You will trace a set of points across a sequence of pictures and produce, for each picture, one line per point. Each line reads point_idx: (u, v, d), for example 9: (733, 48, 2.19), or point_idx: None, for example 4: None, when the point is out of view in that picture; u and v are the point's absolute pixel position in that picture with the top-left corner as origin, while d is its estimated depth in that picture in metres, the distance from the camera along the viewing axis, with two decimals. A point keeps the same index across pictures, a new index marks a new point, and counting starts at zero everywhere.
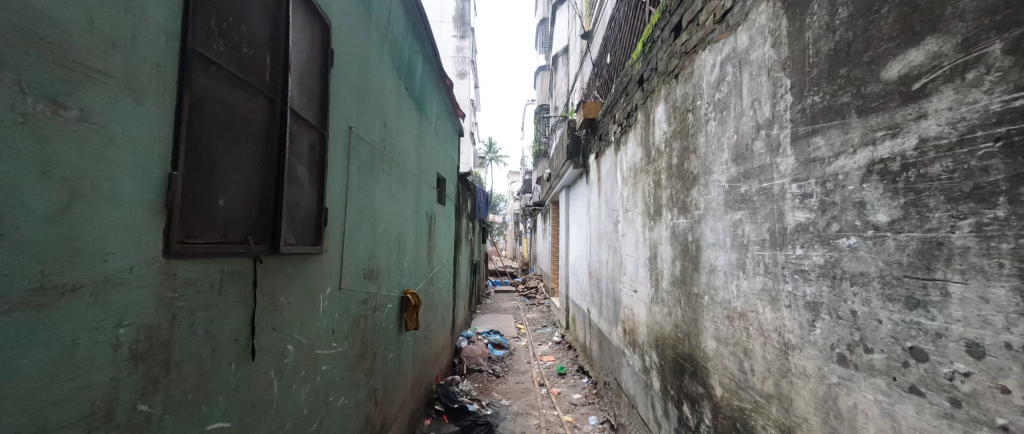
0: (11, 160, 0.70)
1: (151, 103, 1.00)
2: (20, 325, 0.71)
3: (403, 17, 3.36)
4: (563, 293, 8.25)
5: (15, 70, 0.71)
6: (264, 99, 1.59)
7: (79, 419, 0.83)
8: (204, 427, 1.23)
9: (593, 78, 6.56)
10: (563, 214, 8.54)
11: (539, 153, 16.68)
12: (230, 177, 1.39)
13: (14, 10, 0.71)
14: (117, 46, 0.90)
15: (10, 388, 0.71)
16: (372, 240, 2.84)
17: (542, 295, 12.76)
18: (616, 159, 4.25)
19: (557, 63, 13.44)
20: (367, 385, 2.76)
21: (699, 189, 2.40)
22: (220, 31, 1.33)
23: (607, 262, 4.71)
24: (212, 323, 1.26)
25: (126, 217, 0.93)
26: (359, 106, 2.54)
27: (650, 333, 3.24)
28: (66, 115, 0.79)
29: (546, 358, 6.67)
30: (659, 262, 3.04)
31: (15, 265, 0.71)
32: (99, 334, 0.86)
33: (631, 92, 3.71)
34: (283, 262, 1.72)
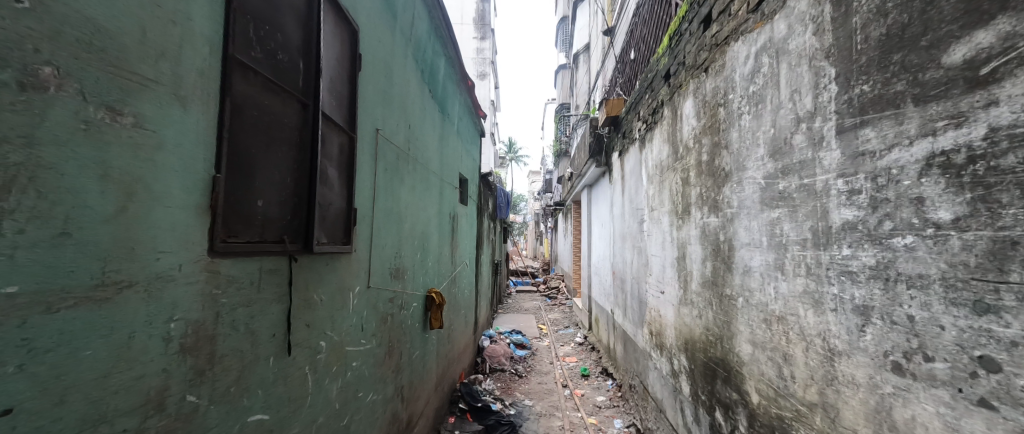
0: (77, 165, 0.74)
1: (196, 109, 1.05)
2: (83, 318, 0.76)
3: (426, 20, 3.41)
4: (586, 293, 8.15)
5: (77, 80, 0.75)
6: (297, 104, 1.65)
7: (135, 408, 0.88)
8: (244, 418, 1.29)
9: (616, 75, 6.45)
10: (585, 213, 8.43)
11: (560, 153, 16.58)
12: (267, 179, 1.44)
13: (75, 24, 0.75)
14: (167, 55, 0.95)
15: (76, 376, 0.75)
16: (398, 240, 2.90)
17: (564, 295, 12.67)
18: (641, 157, 4.15)
19: (577, 61, 13.29)
20: (394, 382, 2.82)
21: (731, 186, 2.30)
22: (256, 39, 1.38)
23: (632, 262, 4.61)
24: (252, 319, 1.31)
25: (175, 218, 0.97)
26: (384, 109, 2.60)
27: (679, 335, 3.13)
28: (123, 121, 0.84)
29: (570, 359, 6.60)
30: (688, 262, 2.94)
31: (79, 262, 0.75)
32: (152, 329, 0.91)
33: (656, 87, 3.62)
34: (315, 260, 1.77)
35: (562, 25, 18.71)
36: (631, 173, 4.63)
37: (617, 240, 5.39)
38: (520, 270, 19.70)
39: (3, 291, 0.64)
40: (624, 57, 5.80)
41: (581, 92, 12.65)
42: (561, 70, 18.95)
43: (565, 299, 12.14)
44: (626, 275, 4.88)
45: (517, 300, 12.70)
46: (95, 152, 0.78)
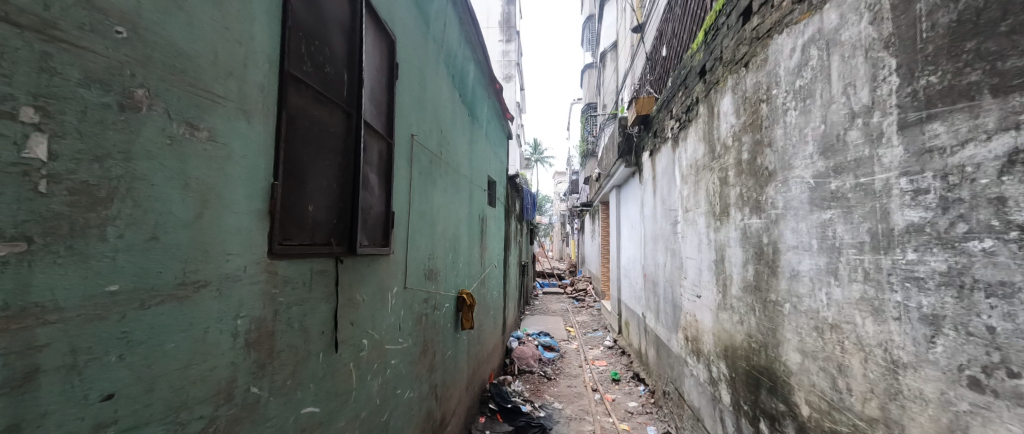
0: (164, 175, 0.82)
1: (258, 122, 1.14)
2: (167, 313, 0.83)
3: (457, 27, 3.48)
4: (615, 296, 8.00)
5: (163, 99, 0.82)
6: (342, 113, 1.73)
7: (209, 397, 0.95)
8: (298, 410, 1.37)
9: (646, 73, 6.31)
10: (613, 214, 8.29)
11: (587, 154, 16.37)
12: (316, 185, 1.53)
13: (161, 49, 0.82)
14: (233, 73, 1.03)
15: (163, 367, 0.82)
16: (431, 243, 2.98)
17: (591, 297, 12.48)
18: (674, 156, 4.03)
19: (605, 61, 13.11)
20: (428, 380, 2.89)
21: (776, 186, 2.19)
22: (307, 54, 1.47)
23: (665, 265, 4.47)
24: (304, 317, 1.39)
25: (241, 222, 1.06)
26: (419, 115, 2.68)
27: (717, 342, 3.01)
28: (199, 135, 0.92)
29: (599, 362, 6.49)
30: (727, 265, 2.83)
31: (165, 264, 0.83)
32: (221, 325, 0.99)
33: (691, 84, 3.50)
34: (358, 262, 1.85)
35: (589, 24, 18.47)
36: (663, 173, 4.50)
37: (649, 242, 5.25)
38: (547, 272, 19.56)
39: (105, 289, 0.70)
40: (655, 54, 5.67)
41: (609, 91, 12.45)
42: (587, 69, 18.68)
43: (593, 301, 11.97)
44: (658, 278, 4.75)
45: (544, 301, 12.64)
46: (179, 164, 0.85)
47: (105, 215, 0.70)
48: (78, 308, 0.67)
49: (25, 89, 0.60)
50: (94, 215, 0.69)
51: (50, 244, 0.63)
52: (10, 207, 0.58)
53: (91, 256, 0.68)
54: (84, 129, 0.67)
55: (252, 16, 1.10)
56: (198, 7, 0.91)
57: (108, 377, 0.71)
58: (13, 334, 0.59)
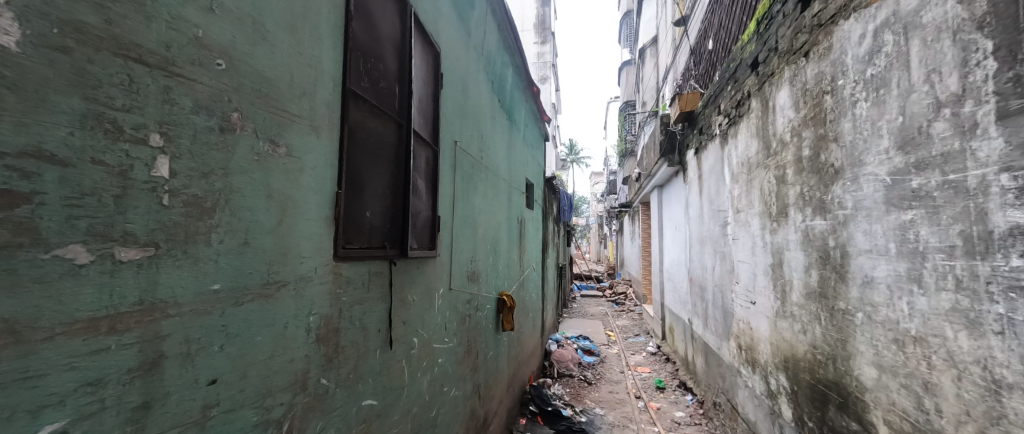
0: (252, 187, 0.92)
1: (326, 137, 1.24)
2: (256, 310, 0.93)
3: (496, 34, 3.54)
4: (657, 300, 7.72)
5: (252, 121, 0.92)
6: (395, 124, 1.83)
7: (288, 385, 1.05)
8: (359, 402, 1.47)
9: (689, 67, 6.05)
10: (654, 216, 8.03)
11: (626, 153, 15.98)
12: (372, 192, 1.63)
13: (249, 76, 0.92)
14: (305, 93, 1.13)
15: (253, 357, 0.92)
16: (473, 245, 3.05)
17: (631, 301, 12.14)
18: (723, 155, 3.82)
19: (644, 57, 12.73)
20: (472, 380, 2.95)
21: (844, 184, 2.02)
22: (364, 70, 1.58)
23: (713, 268, 4.25)
24: (364, 315, 1.49)
25: (312, 228, 1.16)
26: (461, 121, 2.75)
27: (775, 352, 2.82)
28: (280, 151, 1.02)
29: (642, 368, 6.26)
30: (787, 270, 2.64)
31: (254, 265, 0.93)
32: (298, 321, 1.09)
33: (741, 77, 3.32)
34: (409, 264, 1.94)
35: (626, 19, 17.96)
36: (710, 172, 4.29)
37: (695, 245, 5.01)
38: (585, 274, 19.19)
39: (210, 287, 0.81)
40: (699, 48, 5.43)
41: (648, 88, 12.06)
42: (624, 66, 18.18)
43: (634, 305, 11.60)
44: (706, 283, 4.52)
45: (582, 304, 12.44)
46: (264, 177, 0.96)
47: (209, 224, 0.80)
48: (191, 303, 0.76)
49: (154, 118, 0.69)
50: (202, 223, 0.79)
51: (171, 249, 0.73)
52: (143, 218, 0.68)
53: (199, 259, 0.78)
54: (194, 149, 0.77)
55: (320, 39, 1.21)
56: (277, 36, 1.01)
57: (211, 365, 0.81)
58: (145, 324, 0.68)
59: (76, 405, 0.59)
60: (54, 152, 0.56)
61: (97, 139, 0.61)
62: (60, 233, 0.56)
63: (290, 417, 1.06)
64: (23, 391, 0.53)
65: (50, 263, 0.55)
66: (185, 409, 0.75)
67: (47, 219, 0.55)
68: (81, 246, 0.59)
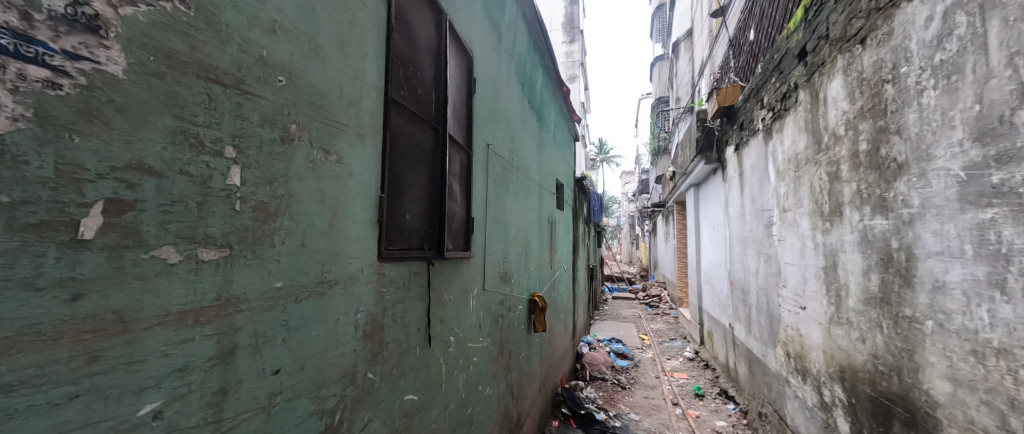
0: (308, 193, 0.99)
1: (370, 144, 1.31)
2: (312, 306, 1.00)
3: (527, 35, 3.55)
4: (694, 303, 7.43)
5: (307, 131, 1.00)
6: (432, 129, 1.89)
7: (340, 377, 1.12)
8: (402, 396, 1.53)
9: (728, 60, 5.80)
10: (690, 215, 7.74)
11: (659, 151, 15.50)
12: (411, 196, 1.69)
13: (305, 90, 1.00)
14: (352, 104, 1.21)
15: (310, 350, 1.00)
16: (505, 246, 3.09)
17: (666, 304, 11.75)
18: (767, 151, 3.62)
19: (677, 52, 12.32)
20: (506, 380, 2.98)
21: (909, 181, 1.87)
22: (403, 79, 1.65)
23: (757, 271, 4.04)
24: (405, 313, 1.55)
25: (360, 230, 1.22)
26: (493, 124, 2.80)
27: (829, 361, 2.64)
28: (331, 159, 1.09)
29: (680, 374, 6.03)
30: (842, 273, 2.47)
31: (310, 265, 1.00)
32: (347, 318, 1.16)
33: (787, 68, 3.13)
34: (445, 264, 1.99)
35: (659, 13, 17.44)
36: (752, 169, 4.08)
37: (736, 246, 4.78)
38: (617, 276, 18.76)
39: (274, 285, 0.88)
40: (738, 40, 5.19)
41: (683, 83, 11.66)
42: (657, 61, 17.66)
43: (669, 308, 11.22)
44: (749, 286, 4.30)
45: (614, 306, 12.18)
46: (318, 183, 1.03)
47: (272, 227, 0.88)
48: (258, 299, 0.84)
49: (228, 132, 0.77)
50: (267, 226, 0.86)
51: (243, 250, 0.80)
52: (219, 222, 0.75)
53: (264, 259, 0.86)
54: (260, 159, 0.84)
55: (365, 52, 1.27)
56: (328, 52, 1.09)
57: (274, 356, 0.88)
58: (222, 317, 0.75)
59: (169, 387, 0.66)
60: (152, 164, 0.63)
61: (184, 153, 0.68)
62: (156, 235, 0.64)
63: (341, 408, 1.13)
64: (130, 374, 0.60)
65: (148, 262, 0.63)
66: (253, 395, 0.83)
67: (146, 224, 0.62)
68: (172, 248, 0.66)
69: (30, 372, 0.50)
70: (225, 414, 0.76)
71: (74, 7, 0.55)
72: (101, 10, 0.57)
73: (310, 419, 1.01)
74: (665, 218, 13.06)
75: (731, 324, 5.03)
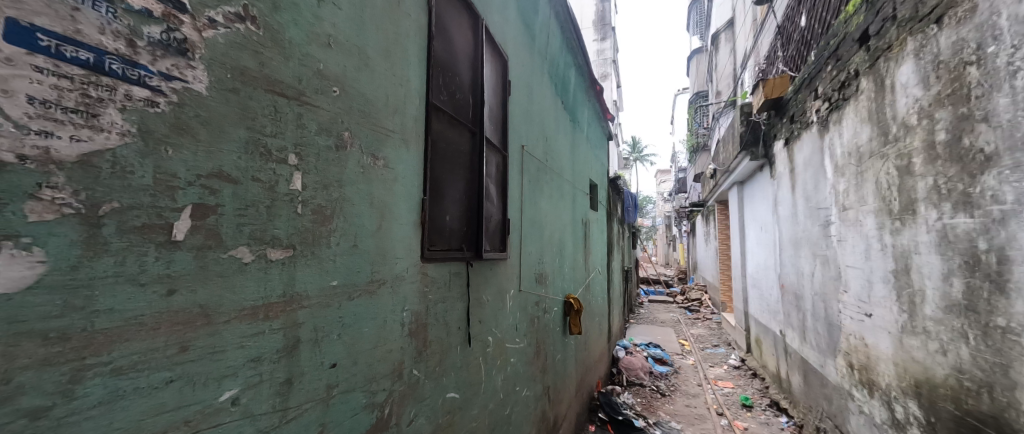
0: (359, 196, 1.05)
1: (414, 149, 1.35)
2: (363, 304, 1.06)
3: (560, 35, 3.53)
4: (739, 307, 7.03)
5: (358, 138, 1.05)
6: (469, 132, 1.92)
7: (388, 372, 1.17)
8: (443, 394, 1.56)
9: (774, 49, 5.45)
10: (733, 215, 7.34)
11: (698, 148, 14.86)
12: (450, 198, 1.73)
13: (356, 98, 1.05)
14: (397, 110, 1.25)
15: (362, 345, 1.05)
16: (541, 248, 3.09)
17: (707, 307, 11.22)
18: (823, 144, 3.35)
19: (716, 43, 11.76)
20: (542, 381, 2.98)
21: (1000, 174, 1.66)
22: (443, 85, 1.69)
23: (813, 275, 3.74)
24: (446, 312, 1.59)
25: (405, 232, 1.27)
26: (528, 125, 2.80)
27: (902, 374, 2.39)
28: (379, 164, 1.14)
29: (723, 383, 5.69)
30: (916, 277, 2.23)
31: (362, 265, 1.05)
32: (394, 316, 1.21)
33: (846, 53, 2.88)
34: (484, 265, 2.02)
35: (696, 4, 16.74)
36: (805, 165, 3.80)
37: (787, 248, 4.47)
38: (654, 278, 18.16)
39: (330, 283, 0.94)
40: (786, 27, 4.87)
41: (725, 76, 11.09)
42: (695, 54, 16.94)
43: (711, 312, 10.71)
44: (803, 291, 4.00)
45: (651, 310, 11.76)
46: (367, 187, 1.08)
47: (329, 229, 0.93)
48: (318, 296, 0.90)
49: (291, 142, 0.83)
50: (324, 228, 0.92)
51: (304, 250, 0.86)
52: (285, 224, 0.81)
53: (322, 259, 0.92)
54: (318, 165, 0.90)
55: (408, 59, 1.32)
56: (376, 61, 1.14)
57: (331, 351, 0.94)
58: (287, 313, 0.81)
59: (244, 376, 0.72)
60: (228, 172, 0.69)
61: (255, 161, 0.74)
62: (233, 237, 0.70)
63: (389, 402, 1.18)
64: (213, 362, 0.67)
65: (226, 261, 0.69)
66: (314, 386, 0.88)
67: (225, 226, 0.68)
68: (246, 248, 0.72)
69: (136, 359, 0.56)
70: (290, 403, 0.82)
71: (167, 32, 0.62)
72: (188, 34, 0.64)
73: (362, 412, 1.06)
74: (705, 217, 12.49)
75: (782, 331, 4.72)
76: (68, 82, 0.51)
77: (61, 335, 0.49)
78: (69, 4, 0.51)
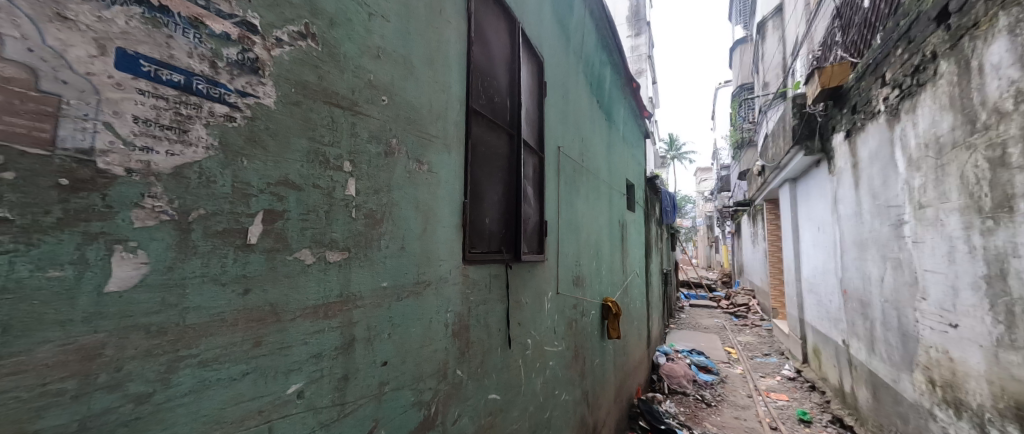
0: (406, 200, 1.09)
1: (455, 153, 1.38)
2: (411, 304, 1.09)
3: (595, 34, 3.48)
4: (793, 314, 6.55)
5: (405, 145, 1.09)
6: (507, 135, 1.94)
7: (433, 372, 1.20)
8: (485, 394, 1.58)
9: (831, 35, 5.04)
10: (784, 214, 6.86)
11: (744, 143, 14.06)
12: (489, 201, 1.75)
13: (403, 106, 1.09)
14: (440, 116, 1.29)
15: (410, 344, 1.08)
16: (579, 250, 3.05)
17: (754, 313, 10.56)
18: (893, 136, 3.04)
19: (762, 32, 11.07)
20: (581, 386, 2.93)
21: None
22: (482, 90, 1.72)
23: (882, 280, 3.39)
24: (487, 314, 1.60)
25: (448, 234, 1.30)
26: (564, 126, 2.78)
27: (999, 394, 2.11)
28: (424, 169, 1.18)
29: (777, 395, 5.30)
30: (1016, 284, 1.96)
31: (409, 267, 1.09)
32: (439, 317, 1.24)
33: (920, 34, 2.60)
34: (522, 268, 2.02)
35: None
36: (871, 159, 3.46)
37: (850, 250, 4.10)
38: (696, 281, 17.37)
39: (381, 285, 0.98)
40: (843, 11, 4.50)
41: (773, 66, 10.40)
42: (738, 45, 16.05)
43: (759, 318, 10.08)
44: (871, 298, 3.65)
45: (693, 315, 11.21)
46: (413, 191, 1.12)
47: (379, 232, 0.97)
48: (370, 296, 0.94)
49: (346, 150, 0.88)
50: (375, 231, 0.96)
51: (358, 252, 0.90)
52: (341, 228, 0.86)
53: (374, 261, 0.96)
54: (370, 172, 0.95)
55: (449, 66, 1.36)
56: (420, 69, 1.18)
57: (382, 349, 0.98)
58: (343, 312, 0.86)
59: (307, 371, 0.77)
60: (293, 180, 0.74)
61: (315, 170, 0.79)
62: (297, 241, 0.75)
63: (435, 401, 1.21)
64: (281, 356, 0.72)
65: (291, 263, 0.74)
66: (368, 383, 0.93)
67: (290, 230, 0.74)
68: (307, 252, 0.77)
69: (219, 352, 0.62)
70: (347, 398, 0.87)
71: (242, 53, 0.67)
72: (259, 54, 0.70)
73: (410, 410, 1.09)
74: (752, 217, 11.80)
75: (846, 341, 4.33)
76: (164, 102, 0.57)
77: (161, 329, 0.55)
78: (164, 32, 0.57)
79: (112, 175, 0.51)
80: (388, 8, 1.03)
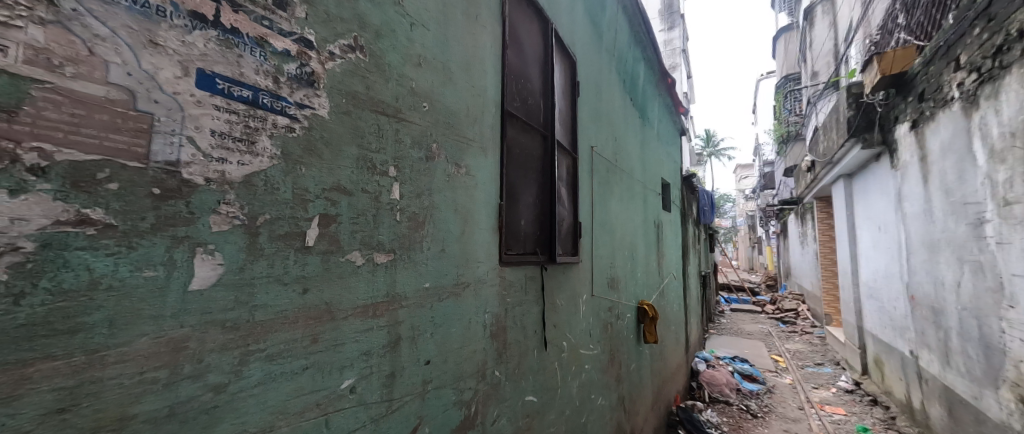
0: (446, 204, 1.11)
1: (492, 156, 1.40)
2: (452, 305, 1.12)
3: (628, 31, 3.41)
4: (849, 320, 6.06)
5: (445, 149, 1.12)
6: (541, 137, 1.94)
7: (473, 372, 1.22)
8: (522, 396, 1.58)
9: (892, 17, 4.62)
10: (838, 213, 6.38)
11: (790, 138, 13.20)
12: (524, 202, 1.75)
13: (443, 112, 1.12)
14: (477, 120, 1.31)
15: (451, 344, 1.11)
16: (613, 251, 2.99)
17: (804, 319, 9.88)
18: (973, 124, 2.73)
19: (809, 19, 10.35)
20: (618, 391, 2.87)
21: None
22: (516, 92, 1.73)
23: (960, 285, 3.05)
24: (523, 315, 1.60)
25: (485, 236, 1.32)
26: (597, 125, 2.74)
27: None
28: (462, 172, 1.20)
29: (832, 408, 4.92)
30: None
31: (449, 269, 1.11)
32: (477, 317, 1.26)
33: (1004, 10, 2.32)
34: (557, 270, 2.01)
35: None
36: (944, 151, 3.13)
37: (919, 251, 3.73)
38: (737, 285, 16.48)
39: (423, 285, 1.01)
40: None
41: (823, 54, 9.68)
42: (782, 34, 15.13)
43: (809, 324, 9.41)
44: (944, 304, 3.30)
45: (734, 320, 10.64)
46: (452, 194, 1.14)
47: (422, 234, 1.00)
48: (414, 296, 0.97)
49: (391, 156, 0.92)
50: (418, 233, 0.99)
51: (402, 254, 0.94)
52: (387, 231, 0.89)
53: (417, 262, 0.99)
54: (412, 176, 0.98)
55: (485, 70, 1.38)
56: (458, 75, 1.21)
57: (425, 349, 1.01)
58: (390, 312, 0.89)
59: (358, 368, 0.81)
60: (344, 186, 0.78)
61: (363, 175, 0.83)
62: (347, 243, 0.79)
63: (474, 401, 1.22)
64: (336, 353, 0.76)
65: (343, 264, 0.78)
66: (413, 380, 0.96)
67: (343, 233, 0.78)
68: (357, 254, 0.81)
69: (282, 348, 0.66)
70: (394, 394, 0.90)
71: (299, 68, 0.72)
72: (314, 69, 0.74)
73: (452, 408, 1.11)
74: (800, 217, 11.07)
75: (914, 351, 3.95)
76: (236, 116, 0.62)
77: (234, 325, 0.60)
78: (235, 52, 0.63)
79: (194, 184, 0.56)
80: (429, 17, 1.07)
